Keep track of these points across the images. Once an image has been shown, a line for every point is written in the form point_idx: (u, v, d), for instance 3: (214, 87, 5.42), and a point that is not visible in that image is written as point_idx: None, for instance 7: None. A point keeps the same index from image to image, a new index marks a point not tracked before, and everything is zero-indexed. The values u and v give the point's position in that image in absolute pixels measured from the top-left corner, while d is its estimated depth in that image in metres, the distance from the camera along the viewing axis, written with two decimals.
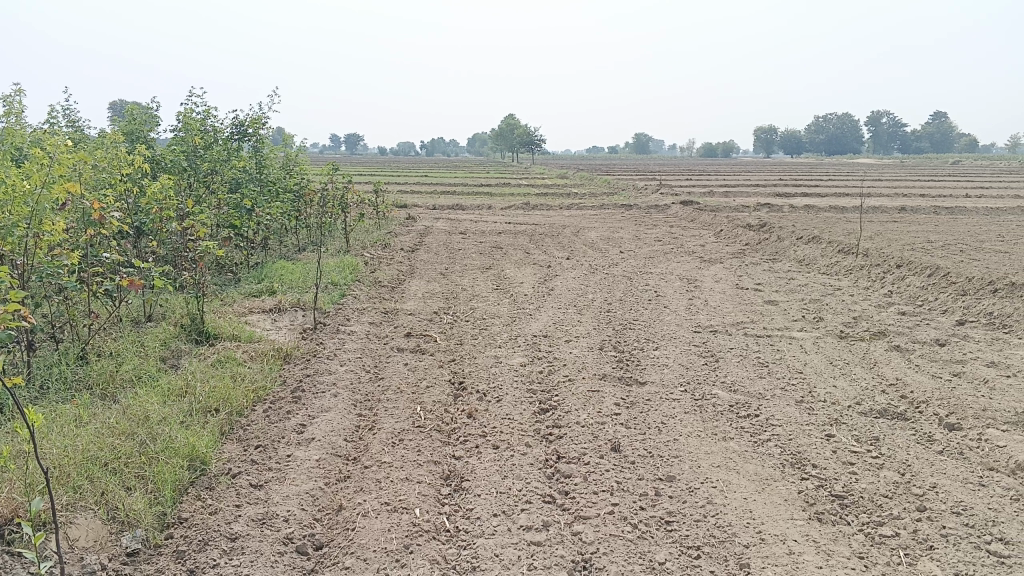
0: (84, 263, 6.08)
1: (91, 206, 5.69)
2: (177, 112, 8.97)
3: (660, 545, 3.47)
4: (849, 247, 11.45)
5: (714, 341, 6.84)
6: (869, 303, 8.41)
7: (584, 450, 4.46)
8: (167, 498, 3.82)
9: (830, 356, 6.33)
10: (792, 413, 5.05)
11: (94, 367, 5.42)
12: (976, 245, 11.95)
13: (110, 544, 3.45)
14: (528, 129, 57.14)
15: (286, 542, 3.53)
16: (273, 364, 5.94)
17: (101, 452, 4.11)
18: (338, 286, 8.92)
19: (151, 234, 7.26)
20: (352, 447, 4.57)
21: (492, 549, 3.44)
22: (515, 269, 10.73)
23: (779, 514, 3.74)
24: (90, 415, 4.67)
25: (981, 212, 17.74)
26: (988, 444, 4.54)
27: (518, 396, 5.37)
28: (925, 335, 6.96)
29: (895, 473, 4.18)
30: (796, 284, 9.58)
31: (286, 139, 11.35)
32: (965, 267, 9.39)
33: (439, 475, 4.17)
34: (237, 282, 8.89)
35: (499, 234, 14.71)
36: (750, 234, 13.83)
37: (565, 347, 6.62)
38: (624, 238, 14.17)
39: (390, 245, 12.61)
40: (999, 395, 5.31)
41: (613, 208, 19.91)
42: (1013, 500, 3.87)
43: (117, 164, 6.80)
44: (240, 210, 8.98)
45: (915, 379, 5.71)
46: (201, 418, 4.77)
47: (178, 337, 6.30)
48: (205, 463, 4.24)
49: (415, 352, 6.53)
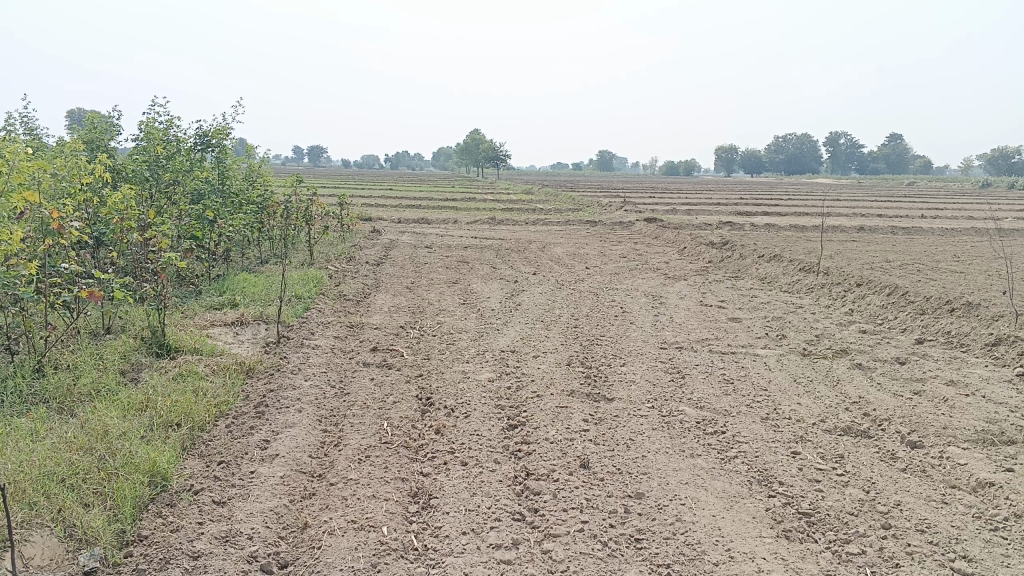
0: (42, 274, 5.93)
1: (50, 216, 5.56)
2: (138, 121, 8.84)
3: (630, 563, 3.46)
4: (810, 265, 11.65)
5: (680, 357, 6.88)
6: (831, 321, 8.54)
7: (554, 467, 4.44)
8: (127, 515, 3.71)
9: (794, 374, 6.41)
10: (757, 430, 5.09)
11: (50, 380, 5.28)
12: (933, 265, 12.22)
13: (67, 563, 3.35)
14: (493, 145, 57.51)
15: (251, 560, 3.45)
16: (235, 378, 5.84)
17: (57, 468, 3.99)
18: (302, 299, 8.80)
19: (111, 244, 7.14)
20: (317, 463, 4.49)
21: (462, 568, 3.40)
22: (481, 283, 10.73)
23: (747, 531, 3.75)
24: (47, 430, 4.54)
25: (937, 233, 18.22)
26: (949, 462, 4.61)
27: (487, 412, 5.33)
28: (886, 354, 7.08)
29: (859, 490, 4.22)
30: (759, 301, 9.72)
31: (250, 150, 11.23)
32: (923, 287, 9.58)
33: (407, 493, 4.12)
34: (198, 294, 8.75)
35: (465, 248, 14.69)
36: (713, 252, 14.00)
37: (533, 362, 6.61)
38: (589, 254, 14.27)
39: (356, 258, 12.54)
40: (959, 413, 5.41)
41: (578, 224, 20.06)
42: (975, 518, 3.93)
43: (77, 173, 6.69)
44: (201, 221, 8.85)
45: (877, 397, 5.79)
46: (162, 433, 4.66)
47: (138, 350, 6.16)
48: (167, 479, 4.15)
49: (382, 366, 6.47)
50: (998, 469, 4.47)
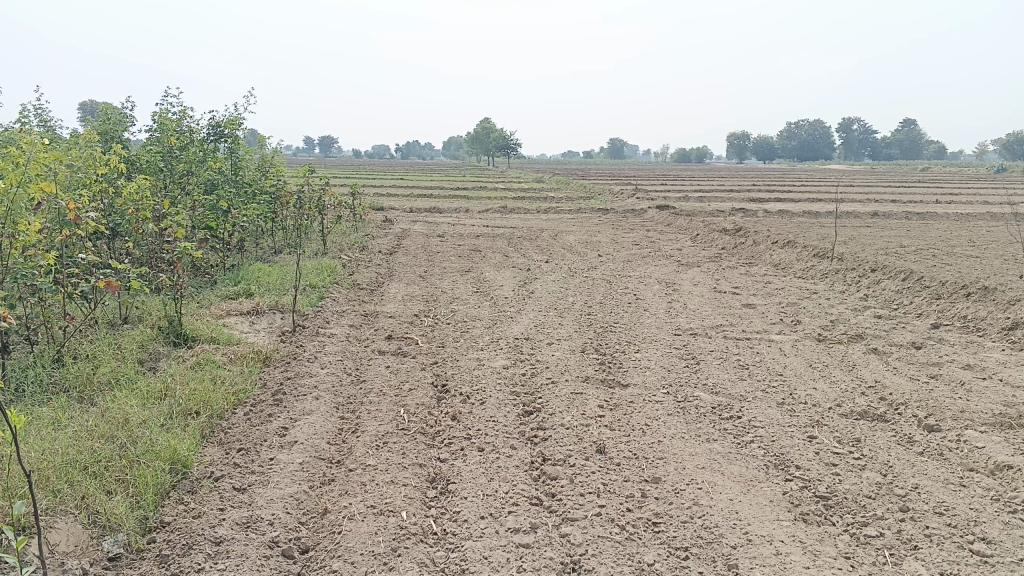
0: (60, 265, 5.98)
1: (67, 207, 5.59)
2: (152, 112, 8.87)
3: (648, 547, 3.48)
4: (824, 251, 11.59)
5: (695, 343, 6.88)
6: (846, 307, 8.50)
7: (570, 452, 4.46)
8: (149, 502, 3.76)
9: (809, 359, 6.40)
10: (774, 415, 5.10)
11: (70, 370, 5.33)
12: (948, 250, 12.14)
13: (91, 549, 3.40)
14: (503, 135, 57.41)
15: (272, 545, 3.49)
16: (252, 367, 5.88)
17: (80, 455, 4.04)
18: (317, 288, 8.85)
19: (127, 235, 7.19)
20: (335, 450, 4.53)
21: (481, 551, 3.42)
22: (494, 272, 10.74)
23: (765, 515, 3.76)
24: (68, 419, 4.59)
25: (952, 217, 18.10)
26: (967, 445, 4.60)
27: (502, 398, 5.36)
28: (902, 338, 7.05)
29: (877, 474, 4.22)
30: (773, 287, 9.70)
31: (262, 140, 11.26)
32: (939, 272, 9.52)
33: (425, 478, 4.15)
34: (213, 284, 8.80)
35: (478, 237, 14.70)
36: (726, 238, 13.95)
37: (548, 349, 6.63)
38: (602, 241, 14.26)
39: (369, 248, 12.57)
40: (976, 397, 5.39)
41: (590, 211, 20.02)
42: (994, 500, 3.92)
43: (93, 164, 6.72)
44: (216, 212, 8.89)
45: (893, 382, 5.77)
46: (182, 421, 4.70)
47: (155, 339, 6.21)
48: (187, 466, 4.19)
49: (398, 354, 6.50)
50: (1015, 452, 4.45)
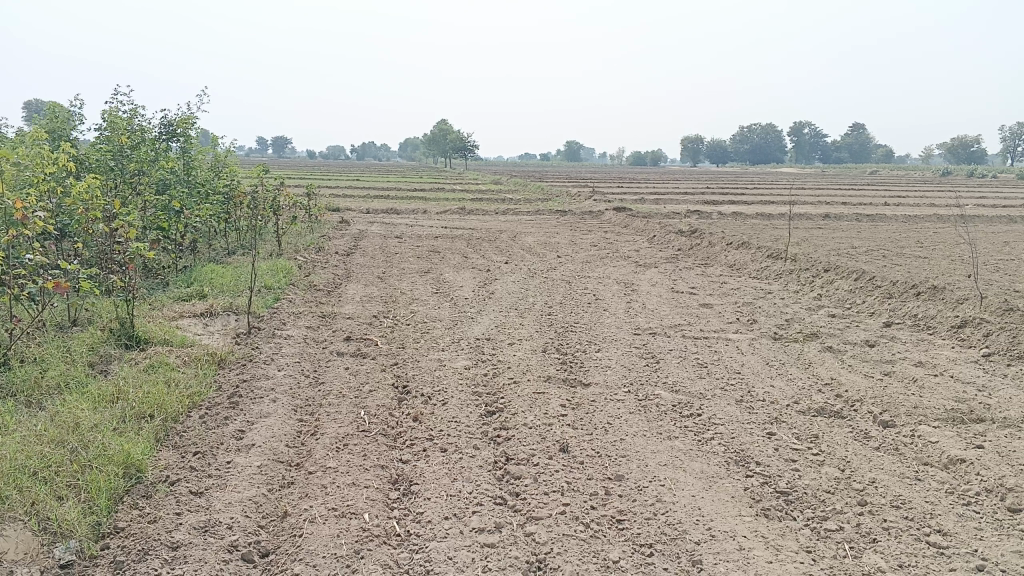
0: (6, 265, 5.79)
1: (14, 205, 5.43)
2: (102, 110, 8.66)
3: (613, 544, 3.47)
4: (778, 252, 11.77)
5: (654, 342, 6.92)
6: (800, 306, 8.64)
7: (533, 452, 4.45)
8: (102, 507, 3.65)
9: (766, 357, 6.48)
10: (733, 412, 5.15)
11: (16, 373, 5.16)
12: (897, 251, 12.41)
13: (42, 557, 3.29)
14: (459, 136, 57.27)
15: (231, 549, 3.42)
16: (208, 369, 5.75)
17: (29, 461, 3.91)
18: (272, 289, 8.71)
19: (76, 235, 7.00)
20: (295, 452, 4.46)
21: (445, 552, 3.39)
22: (453, 273, 10.69)
23: (727, 511, 3.79)
24: (15, 423, 4.44)
25: (901, 219, 18.54)
26: (920, 440, 4.69)
27: (464, 398, 5.33)
28: (856, 337, 7.18)
29: (835, 469, 4.29)
30: (728, 288, 9.81)
31: (215, 140, 11.07)
32: (889, 272, 9.73)
33: (387, 479, 4.10)
34: (165, 286, 8.60)
35: (436, 238, 14.61)
36: (682, 240, 14.11)
37: (509, 350, 6.61)
38: (561, 242, 14.31)
39: (326, 249, 12.43)
40: (928, 393, 5.50)
41: (548, 213, 20.07)
42: (948, 493, 4.01)
43: (41, 162, 6.53)
44: (168, 212, 8.71)
45: (848, 379, 5.88)
46: (135, 425, 4.58)
47: (106, 342, 6.04)
48: (141, 470, 4.08)
49: (357, 356, 6.42)
50: (968, 446, 4.56)
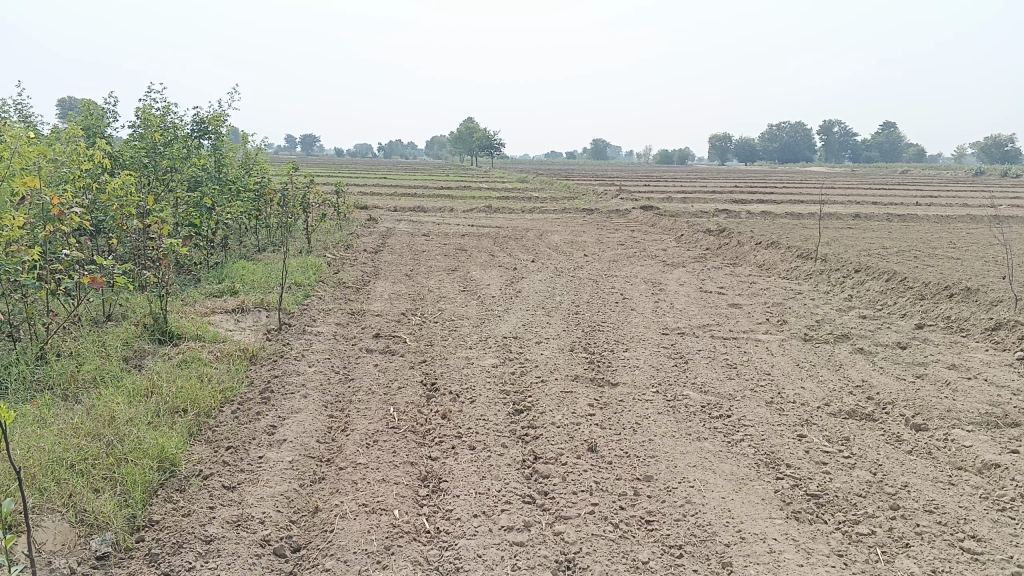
0: (44, 261, 5.89)
1: (51, 201, 5.51)
2: (136, 108, 8.78)
3: (642, 545, 3.47)
4: (807, 252, 11.67)
5: (682, 343, 6.89)
6: (831, 307, 8.56)
7: (562, 451, 4.45)
8: (137, 500, 3.71)
9: (796, 358, 6.43)
10: (763, 414, 5.12)
11: (53, 367, 5.25)
12: (930, 251, 12.26)
13: (79, 548, 3.35)
14: (485, 134, 57.39)
15: (263, 544, 3.46)
16: (239, 365, 5.82)
17: (67, 453, 3.99)
18: (302, 286, 8.79)
19: (110, 231, 7.11)
20: (325, 448, 4.50)
21: (475, 550, 3.40)
22: (480, 271, 10.72)
23: (758, 513, 3.77)
24: (53, 416, 4.53)
25: (933, 219, 18.30)
26: (954, 444, 4.63)
27: (492, 397, 5.34)
28: (888, 339, 7.09)
29: (867, 472, 4.25)
30: (757, 288, 9.74)
31: (245, 137, 11.18)
32: (921, 273, 9.60)
33: (417, 476, 4.13)
34: (197, 282, 8.72)
35: (463, 236, 14.66)
36: (710, 239, 14.03)
37: (536, 348, 6.62)
38: (587, 241, 14.29)
39: (354, 246, 12.50)
40: (962, 396, 5.43)
41: (575, 212, 20.03)
42: (983, 499, 3.96)
43: (77, 159, 6.63)
44: (200, 209, 8.82)
45: (880, 381, 5.81)
46: (169, 419, 4.65)
47: (140, 337, 6.13)
48: (175, 464, 4.14)
49: (386, 353, 6.47)
50: (1003, 450, 4.50)
